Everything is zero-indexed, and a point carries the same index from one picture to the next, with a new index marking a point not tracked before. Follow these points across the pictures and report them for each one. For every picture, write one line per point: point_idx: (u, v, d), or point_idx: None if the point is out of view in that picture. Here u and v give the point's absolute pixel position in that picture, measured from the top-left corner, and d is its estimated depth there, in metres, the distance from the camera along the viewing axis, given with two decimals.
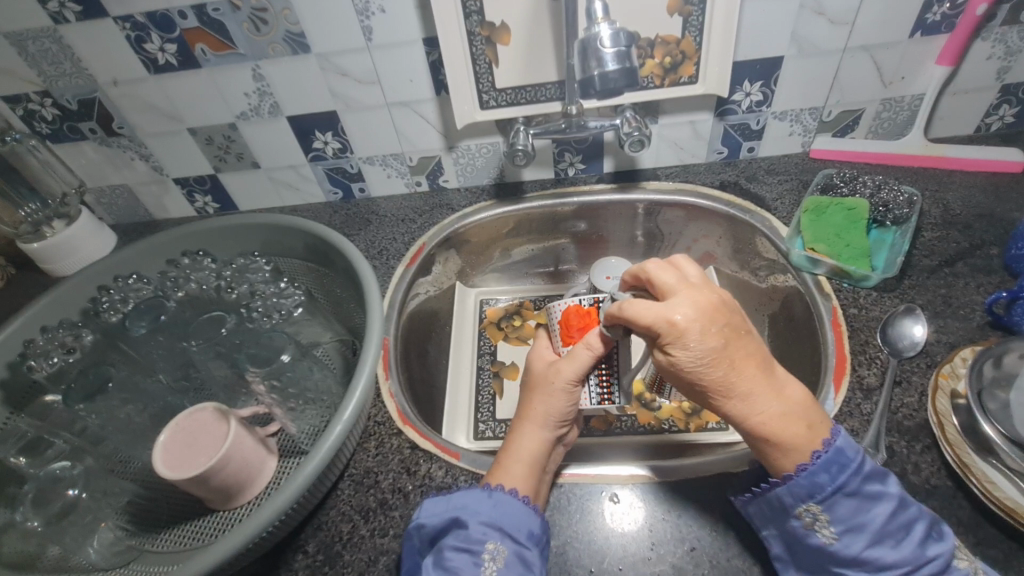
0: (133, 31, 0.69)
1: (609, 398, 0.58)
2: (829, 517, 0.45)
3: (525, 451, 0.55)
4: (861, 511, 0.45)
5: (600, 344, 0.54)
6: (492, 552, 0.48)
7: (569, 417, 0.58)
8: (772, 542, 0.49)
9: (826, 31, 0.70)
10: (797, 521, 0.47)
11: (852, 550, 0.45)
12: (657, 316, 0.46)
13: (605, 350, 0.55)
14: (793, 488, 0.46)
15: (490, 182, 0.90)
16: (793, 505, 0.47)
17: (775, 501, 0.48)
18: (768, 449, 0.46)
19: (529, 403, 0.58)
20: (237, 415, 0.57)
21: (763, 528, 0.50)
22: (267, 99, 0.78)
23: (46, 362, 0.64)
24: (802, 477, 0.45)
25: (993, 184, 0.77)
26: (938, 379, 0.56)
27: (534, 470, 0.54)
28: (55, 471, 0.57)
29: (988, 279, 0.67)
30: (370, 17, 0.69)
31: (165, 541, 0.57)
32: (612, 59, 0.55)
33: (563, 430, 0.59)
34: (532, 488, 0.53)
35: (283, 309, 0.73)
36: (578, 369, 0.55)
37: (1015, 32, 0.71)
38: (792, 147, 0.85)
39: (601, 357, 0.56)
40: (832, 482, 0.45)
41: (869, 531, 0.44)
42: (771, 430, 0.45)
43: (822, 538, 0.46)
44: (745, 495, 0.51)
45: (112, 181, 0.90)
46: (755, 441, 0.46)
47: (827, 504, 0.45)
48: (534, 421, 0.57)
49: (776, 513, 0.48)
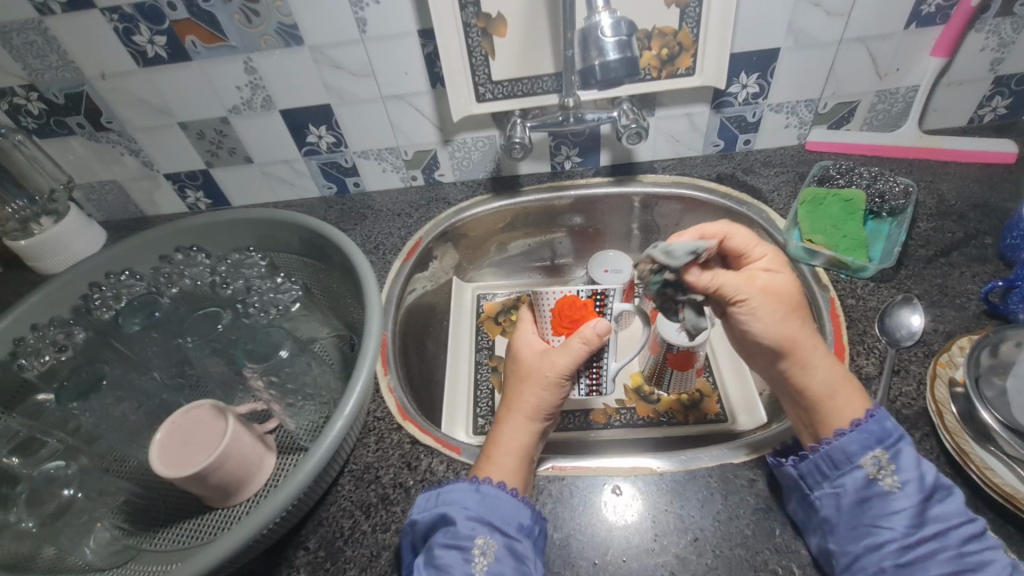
0: (121, 23, 0.68)
1: (598, 388, 0.59)
2: (893, 467, 0.47)
3: (514, 444, 0.55)
4: (919, 464, 0.47)
5: (595, 337, 0.55)
6: (482, 547, 0.48)
7: (556, 409, 0.58)
8: (819, 504, 0.48)
9: (823, 23, 0.70)
10: (861, 471, 0.47)
11: (910, 501, 0.45)
12: (755, 247, 0.55)
13: (600, 344, 0.55)
14: (861, 434, 0.48)
15: (487, 176, 0.90)
16: (859, 454, 0.47)
17: (839, 452, 0.48)
18: (844, 390, 0.50)
19: (516, 393, 0.58)
20: (234, 411, 0.56)
21: (812, 489, 0.49)
22: (260, 92, 0.76)
23: (37, 360, 0.63)
24: (874, 420, 0.48)
25: (986, 175, 0.78)
26: (936, 367, 0.57)
27: (525, 463, 0.54)
28: (50, 470, 0.56)
29: (983, 268, 0.67)
30: (364, 8, 0.68)
31: (163, 540, 0.56)
32: (613, 49, 0.55)
33: (550, 422, 0.59)
34: (522, 481, 0.53)
35: (280, 304, 0.71)
36: (572, 359, 0.55)
37: (1008, 23, 0.71)
38: (787, 139, 0.86)
39: (594, 348, 0.56)
40: (897, 431, 0.48)
41: (927, 483, 0.46)
42: (840, 370, 0.51)
43: (883, 488, 0.46)
44: (789, 460, 0.50)
45: (101, 177, 0.88)
46: (831, 379, 0.50)
47: (892, 452, 0.47)
48: (524, 413, 0.57)
49: (835, 467, 0.48)
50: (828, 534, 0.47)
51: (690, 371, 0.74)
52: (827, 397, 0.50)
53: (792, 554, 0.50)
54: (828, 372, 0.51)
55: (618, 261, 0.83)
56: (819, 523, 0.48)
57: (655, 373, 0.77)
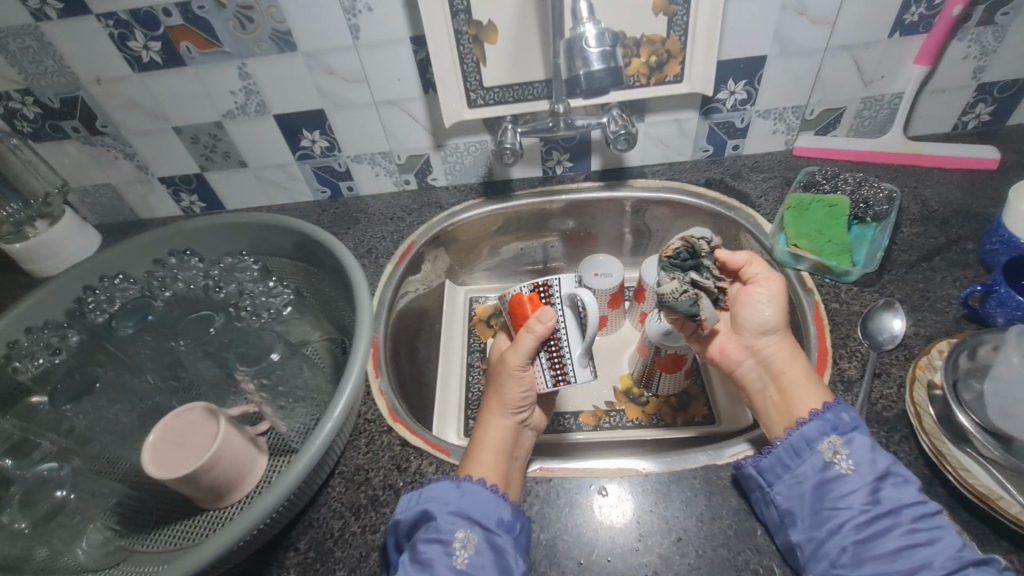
0: (116, 29, 0.69)
1: (565, 376, 0.59)
2: (847, 451, 0.50)
3: (489, 441, 0.58)
4: (873, 451, 0.50)
5: (541, 326, 0.56)
6: (463, 541, 0.50)
7: (527, 402, 0.61)
8: (781, 497, 0.50)
9: (809, 31, 0.72)
10: (819, 456, 0.51)
11: (864, 482, 0.48)
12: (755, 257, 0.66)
13: (546, 333, 0.57)
14: (819, 421, 0.52)
15: (479, 180, 0.91)
16: (816, 440, 0.51)
17: (799, 440, 0.52)
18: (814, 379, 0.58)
19: (493, 393, 0.62)
20: (227, 413, 0.57)
21: (776, 480, 0.51)
22: (254, 97, 0.77)
23: (31, 362, 0.64)
24: (830, 410, 0.52)
25: (969, 181, 0.79)
26: (916, 370, 0.58)
27: (500, 456, 0.57)
28: (41, 472, 0.56)
29: (964, 273, 0.69)
30: (357, 15, 0.69)
31: (154, 542, 0.57)
32: (599, 58, 0.56)
33: (525, 415, 0.62)
34: (499, 474, 0.55)
35: (273, 308, 0.74)
36: (523, 355, 0.58)
37: (989, 32, 0.73)
38: (775, 145, 0.87)
39: (544, 340, 0.58)
40: (853, 420, 0.51)
41: (879, 466, 0.49)
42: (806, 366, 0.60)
43: (839, 471, 0.49)
44: (754, 456, 0.53)
45: (96, 181, 0.89)
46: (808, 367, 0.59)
47: (847, 438, 0.51)
48: (495, 409, 0.61)
49: (796, 455, 0.52)
50: (794, 524, 0.49)
51: (679, 374, 0.75)
52: (801, 379, 0.57)
53: (774, 554, 0.51)
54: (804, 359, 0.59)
55: (609, 266, 0.84)
56: (783, 515, 0.50)
57: (644, 376, 0.78)
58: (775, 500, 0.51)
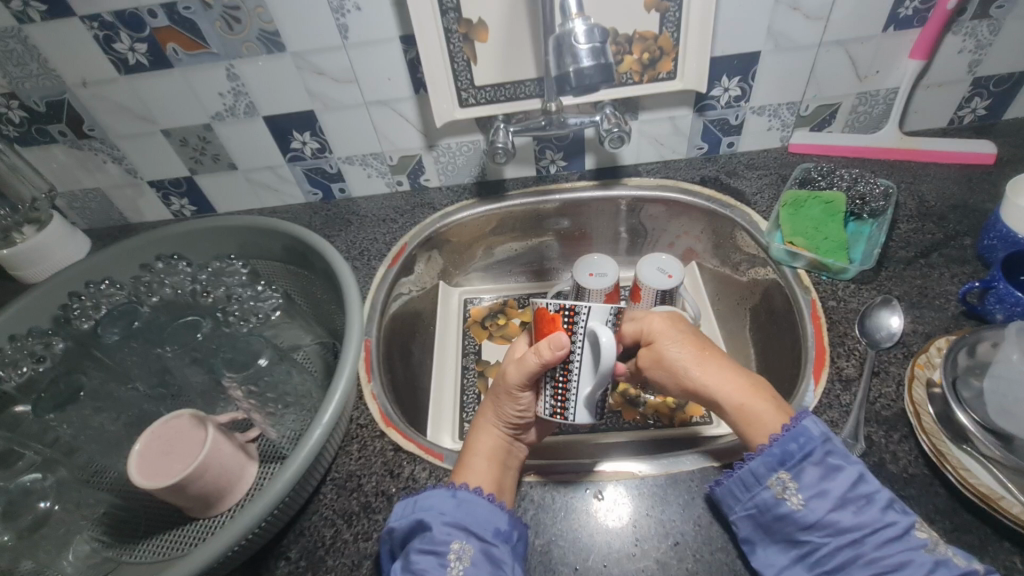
0: (101, 31, 0.68)
1: (563, 412, 0.54)
2: (797, 485, 0.46)
3: (481, 448, 0.58)
4: (826, 478, 0.46)
5: (549, 356, 0.52)
6: (458, 552, 0.48)
7: (524, 419, 0.59)
8: (738, 526, 0.49)
9: (803, 27, 0.71)
10: (769, 492, 0.48)
11: (817, 515, 0.45)
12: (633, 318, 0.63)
13: (553, 365, 0.52)
14: (764, 458, 0.48)
15: (472, 180, 0.90)
16: (764, 476, 0.48)
17: (747, 476, 0.49)
18: (743, 417, 0.52)
19: (492, 399, 0.60)
20: (215, 421, 0.55)
21: (731, 512, 0.50)
22: (242, 99, 0.76)
23: (14, 371, 0.63)
24: (775, 444, 0.48)
25: (966, 176, 0.79)
26: (915, 369, 0.57)
27: (490, 462, 0.56)
28: (25, 482, 0.56)
29: (962, 269, 0.68)
30: (346, 15, 0.68)
31: (142, 553, 0.56)
32: (588, 55, 0.55)
33: (523, 428, 0.60)
34: (487, 480, 0.54)
35: (261, 312, 0.73)
36: (523, 375, 0.55)
37: (985, 26, 0.72)
38: (770, 141, 0.86)
39: (550, 367, 0.53)
40: (802, 449, 0.47)
41: (833, 496, 0.45)
42: (738, 398, 0.53)
43: (790, 506, 0.46)
44: (713, 482, 0.52)
45: (85, 185, 0.87)
46: (733, 413, 0.53)
47: (795, 471, 0.47)
48: (489, 417, 0.60)
49: (746, 489, 0.49)
50: (754, 552, 0.49)
51: None
52: (737, 422, 0.52)
53: None
54: (725, 403, 0.53)
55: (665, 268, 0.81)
56: (744, 542, 0.49)
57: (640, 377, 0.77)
58: (734, 528, 0.50)
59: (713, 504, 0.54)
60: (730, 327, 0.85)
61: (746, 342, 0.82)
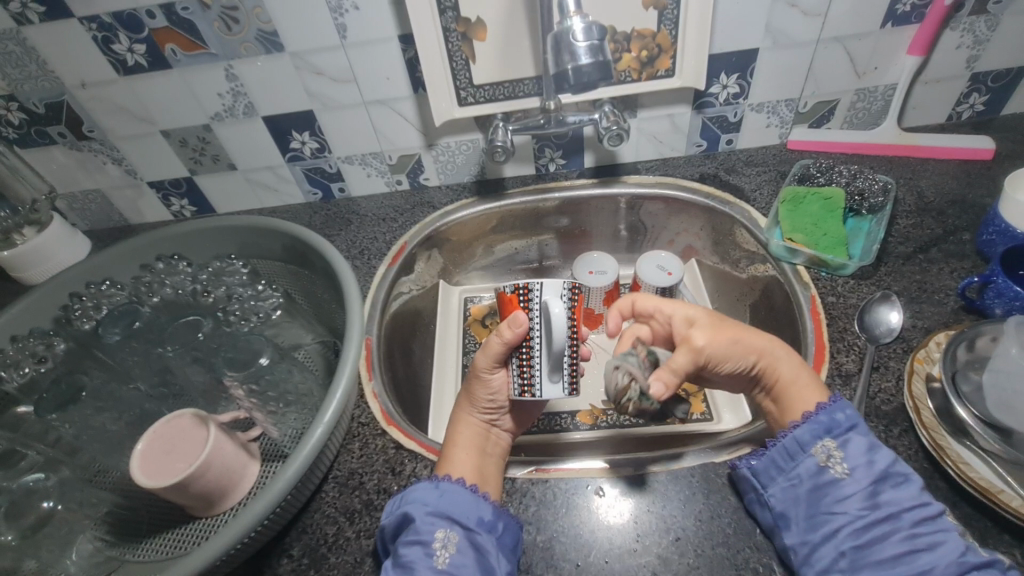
0: (100, 32, 0.68)
1: (529, 388, 0.55)
2: (842, 454, 0.49)
3: (461, 438, 0.58)
4: (870, 452, 0.49)
5: (509, 333, 0.53)
6: (443, 540, 0.49)
7: (497, 402, 0.60)
8: (775, 499, 0.50)
9: (800, 24, 0.71)
10: (813, 460, 0.50)
11: (859, 485, 0.47)
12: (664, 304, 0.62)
13: (513, 341, 0.54)
14: (811, 424, 0.51)
15: (472, 179, 0.90)
16: (810, 443, 0.50)
17: (793, 443, 0.51)
18: (801, 378, 0.56)
19: (465, 388, 0.61)
20: (216, 419, 0.56)
21: (769, 483, 0.51)
22: (241, 99, 0.76)
23: (15, 372, 0.64)
24: (822, 413, 0.51)
25: (965, 171, 0.79)
26: (914, 363, 0.57)
27: (472, 451, 0.57)
28: (27, 484, 0.56)
29: (960, 264, 0.68)
30: (344, 14, 0.68)
31: (145, 551, 0.56)
32: (585, 53, 0.55)
33: (498, 415, 0.61)
34: (473, 471, 0.55)
35: (261, 312, 0.74)
36: (491, 358, 0.56)
37: (982, 21, 0.72)
38: (769, 138, 0.86)
39: (513, 346, 0.54)
40: (848, 421, 0.50)
41: (877, 469, 0.48)
42: (793, 363, 0.57)
43: (835, 474, 0.48)
44: (749, 457, 0.53)
45: (84, 186, 0.88)
46: (792, 375, 0.56)
47: (841, 440, 0.49)
48: (465, 406, 0.61)
49: (791, 458, 0.51)
50: (787, 527, 0.49)
51: None
52: (790, 386, 0.56)
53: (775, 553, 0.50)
54: (784, 366, 0.56)
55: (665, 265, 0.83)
56: (778, 518, 0.49)
57: None
58: (770, 502, 0.50)
59: (734, 483, 0.54)
60: None
61: None
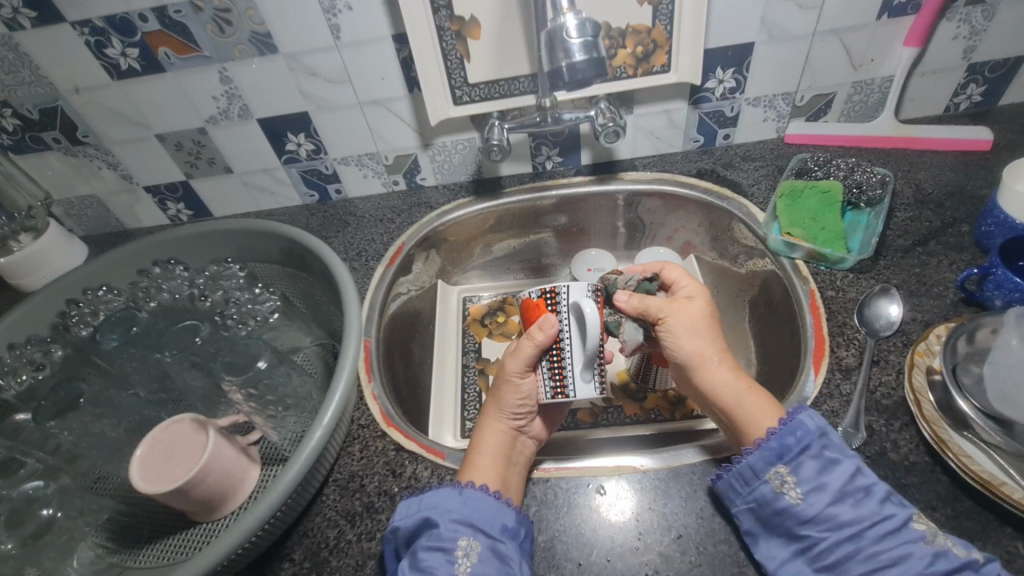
0: (92, 37, 0.67)
1: (564, 390, 0.55)
2: (795, 479, 0.48)
3: (489, 446, 0.58)
4: (824, 472, 0.48)
5: (541, 335, 0.55)
6: (466, 549, 0.49)
7: (526, 407, 0.60)
8: (740, 521, 0.50)
9: (796, 16, 0.71)
10: (767, 486, 0.49)
11: (817, 507, 0.47)
12: (683, 275, 0.64)
13: (548, 343, 0.55)
14: (763, 451, 0.50)
15: (469, 178, 0.90)
16: (763, 470, 0.50)
17: (746, 470, 0.50)
18: (748, 399, 0.55)
19: (492, 396, 0.61)
20: (216, 425, 0.56)
21: (731, 506, 0.51)
22: (236, 101, 0.76)
23: (14, 380, 0.63)
24: (773, 438, 0.50)
25: (963, 163, 0.78)
26: (915, 356, 0.57)
27: (500, 460, 0.56)
28: (27, 490, 0.56)
29: (960, 256, 0.68)
30: (337, 15, 0.67)
31: (146, 557, 0.56)
32: (579, 49, 0.55)
33: (524, 421, 0.61)
34: (500, 480, 0.54)
35: (259, 315, 0.71)
36: (523, 361, 0.57)
37: (978, 11, 0.72)
38: (767, 132, 0.86)
39: (545, 348, 0.56)
40: (799, 444, 0.49)
41: (831, 489, 0.47)
42: (745, 380, 0.57)
43: (790, 500, 0.48)
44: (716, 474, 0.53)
45: (80, 192, 0.87)
46: (739, 391, 0.56)
47: (793, 465, 0.49)
48: (492, 413, 0.61)
49: (746, 483, 0.50)
50: (756, 544, 0.49)
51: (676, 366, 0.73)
52: (734, 405, 0.55)
53: None
54: (733, 381, 0.56)
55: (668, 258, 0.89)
56: (746, 536, 0.50)
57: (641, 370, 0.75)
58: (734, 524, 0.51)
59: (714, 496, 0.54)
60: (730, 319, 0.85)
61: (745, 333, 0.82)
